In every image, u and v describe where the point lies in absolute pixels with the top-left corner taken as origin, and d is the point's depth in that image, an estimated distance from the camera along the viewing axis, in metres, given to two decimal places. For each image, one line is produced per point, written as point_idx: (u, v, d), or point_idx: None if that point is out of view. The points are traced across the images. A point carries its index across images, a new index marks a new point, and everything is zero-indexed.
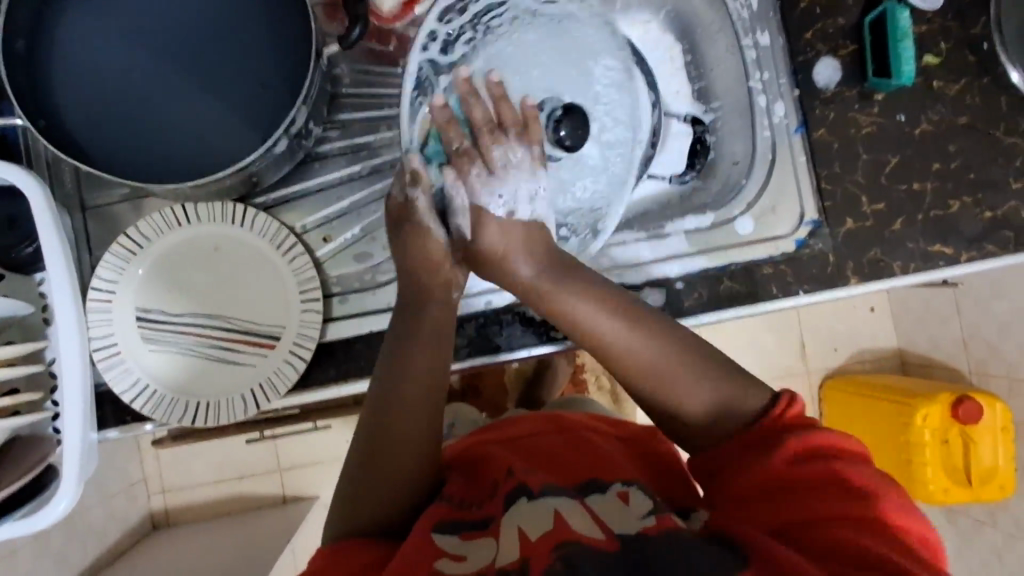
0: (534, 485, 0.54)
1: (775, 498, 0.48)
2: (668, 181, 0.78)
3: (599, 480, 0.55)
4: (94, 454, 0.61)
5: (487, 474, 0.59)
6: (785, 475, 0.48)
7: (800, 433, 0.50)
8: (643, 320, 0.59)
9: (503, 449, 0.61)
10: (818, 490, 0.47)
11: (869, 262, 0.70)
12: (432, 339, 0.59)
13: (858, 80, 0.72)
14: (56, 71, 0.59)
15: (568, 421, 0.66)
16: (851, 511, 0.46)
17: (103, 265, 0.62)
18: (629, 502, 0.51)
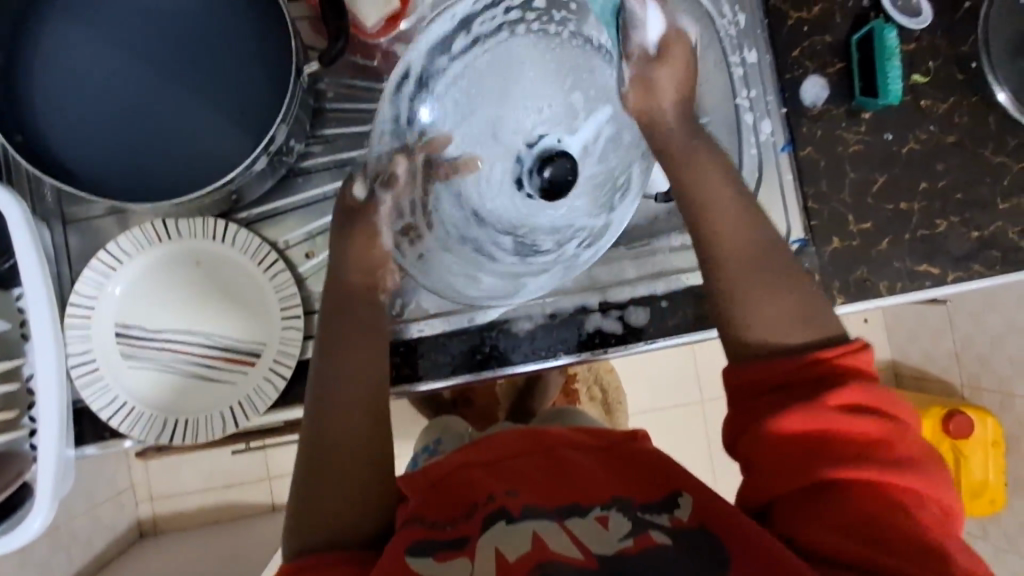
0: (513, 510, 0.54)
1: (811, 452, 0.47)
2: (654, 200, 0.71)
3: (579, 504, 0.54)
4: (71, 470, 0.61)
5: (464, 498, 0.57)
6: (832, 426, 0.47)
7: (854, 381, 0.49)
8: (745, 238, 0.57)
9: (481, 473, 0.59)
10: (859, 453, 0.47)
11: (856, 281, 0.70)
12: (365, 352, 0.58)
13: (846, 98, 0.72)
14: (36, 84, 0.58)
15: (549, 437, 0.63)
16: (879, 475, 0.46)
17: (83, 281, 0.61)
18: (608, 528, 0.51)
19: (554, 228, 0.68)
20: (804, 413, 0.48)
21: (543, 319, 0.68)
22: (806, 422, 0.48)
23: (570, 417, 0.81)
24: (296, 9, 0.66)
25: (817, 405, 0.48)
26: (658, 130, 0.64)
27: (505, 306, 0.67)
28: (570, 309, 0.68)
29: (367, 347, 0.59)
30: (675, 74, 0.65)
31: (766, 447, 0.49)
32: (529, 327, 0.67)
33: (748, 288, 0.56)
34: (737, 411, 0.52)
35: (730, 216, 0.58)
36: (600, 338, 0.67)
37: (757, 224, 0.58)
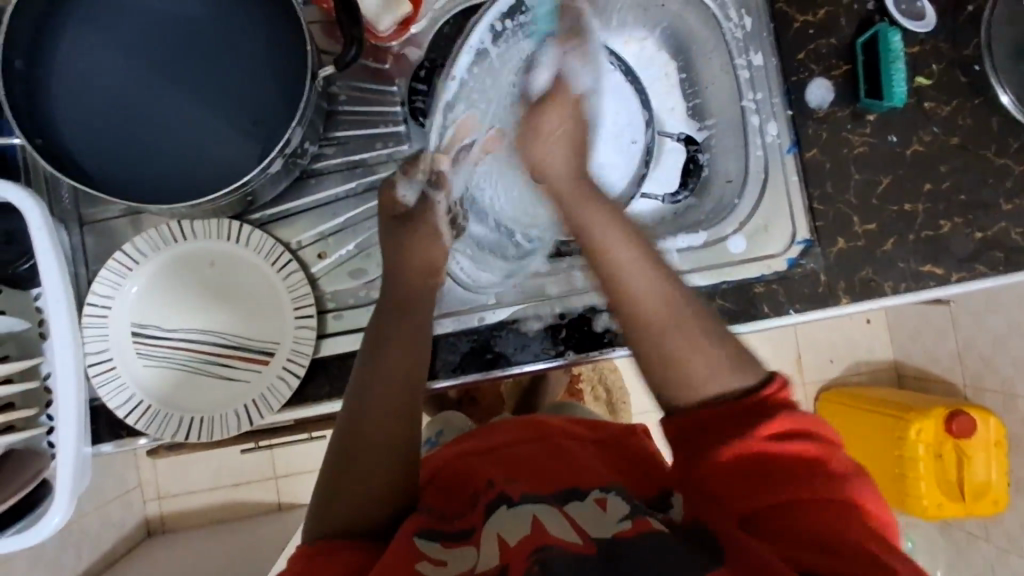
0: (513, 494, 0.54)
1: (752, 475, 0.49)
2: (660, 200, 0.78)
3: (580, 486, 0.55)
4: (89, 467, 0.62)
5: (469, 487, 0.59)
6: (766, 454, 0.49)
7: (776, 409, 0.51)
8: (652, 283, 0.56)
9: (485, 459, 0.61)
10: (797, 474, 0.48)
11: (860, 281, 0.71)
12: (408, 347, 0.59)
13: (851, 101, 0.72)
14: (55, 88, 0.59)
15: (550, 429, 0.65)
16: (819, 493, 0.48)
17: (99, 281, 0.62)
18: (606, 509, 0.51)
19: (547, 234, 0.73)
20: (740, 445, 0.49)
21: (552, 318, 0.68)
22: (743, 453, 0.49)
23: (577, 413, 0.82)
24: (308, 13, 0.67)
25: (751, 437, 0.49)
26: (564, 187, 0.61)
27: (514, 307, 0.68)
28: (579, 309, 0.68)
29: (409, 338, 0.60)
30: (559, 115, 0.63)
31: (712, 477, 0.49)
32: (538, 326, 0.68)
33: (621, 256, 0.57)
34: (678, 451, 0.53)
35: (641, 271, 0.56)
36: (608, 337, 0.68)
37: (659, 265, 0.57)
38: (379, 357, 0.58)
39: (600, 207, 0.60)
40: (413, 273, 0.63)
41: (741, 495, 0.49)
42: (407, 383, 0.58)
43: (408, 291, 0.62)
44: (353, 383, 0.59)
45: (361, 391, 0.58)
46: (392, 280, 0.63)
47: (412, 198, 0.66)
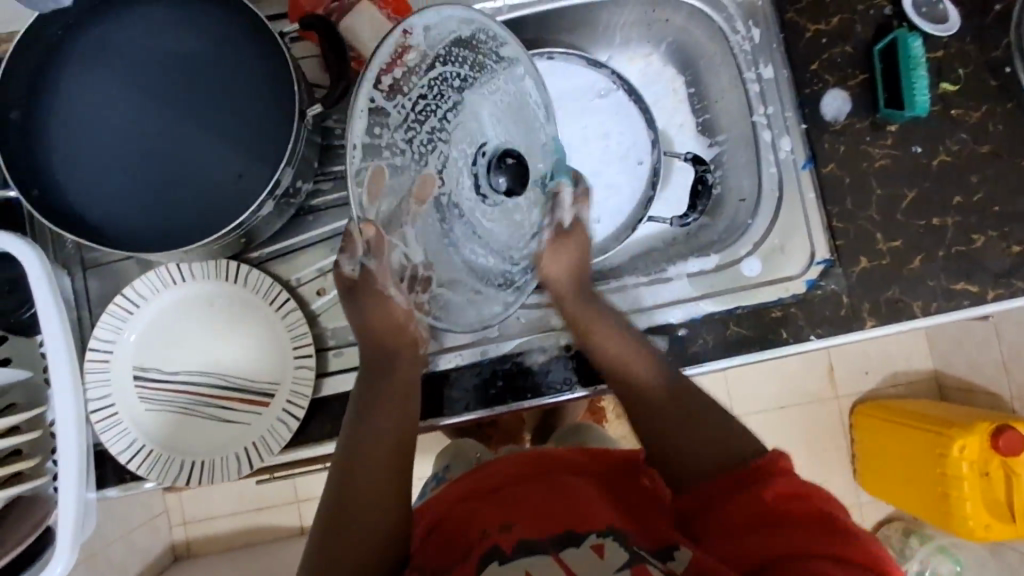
0: (505, 548, 0.51)
1: (752, 531, 0.47)
2: (668, 224, 0.75)
3: (574, 530, 0.51)
4: (93, 513, 0.62)
5: (461, 538, 0.54)
6: (773, 508, 0.48)
7: (777, 459, 0.51)
8: (657, 380, 0.61)
9: (477, 506, 0.57)
10: (814, 532, 0.46)
11: (886, 302, 0.67)
12: (398, 398, 0.59)
13: (869, 111, 0.68)
14: (53, 137, 0.60)
15: (545, 463, 0.61)
16: (836, 554, 0.45)
17: (100, 326, 0.62)
18: (603, 557, 0.48)
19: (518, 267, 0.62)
20: (738, 501, 0.50)
21: (557, 351, 0.66)
22: (742, 506, 0.49)
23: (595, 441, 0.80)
24: (301, 48, 0.66)
25: (752, 493, 0.49)
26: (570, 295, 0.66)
27: (518, 339, 0.66)
28: None
29: (403, 390, 0.60)
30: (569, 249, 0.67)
31: (720, 524, 0.49)
32: (543, 359, 0.66)
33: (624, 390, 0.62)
34: (690, 505, 0.53)
35: (647, 360, 0.62)
36: None
37: (675, 375, 0.62)
38: (367, 415, 0.58)
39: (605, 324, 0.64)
40: (392, 333, 0.61)
41: (754, 545, 0.47)
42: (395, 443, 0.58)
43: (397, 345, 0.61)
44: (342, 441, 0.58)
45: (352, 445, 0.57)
46: (370, 328, 0.60)
47: (357, 271, 0.59)
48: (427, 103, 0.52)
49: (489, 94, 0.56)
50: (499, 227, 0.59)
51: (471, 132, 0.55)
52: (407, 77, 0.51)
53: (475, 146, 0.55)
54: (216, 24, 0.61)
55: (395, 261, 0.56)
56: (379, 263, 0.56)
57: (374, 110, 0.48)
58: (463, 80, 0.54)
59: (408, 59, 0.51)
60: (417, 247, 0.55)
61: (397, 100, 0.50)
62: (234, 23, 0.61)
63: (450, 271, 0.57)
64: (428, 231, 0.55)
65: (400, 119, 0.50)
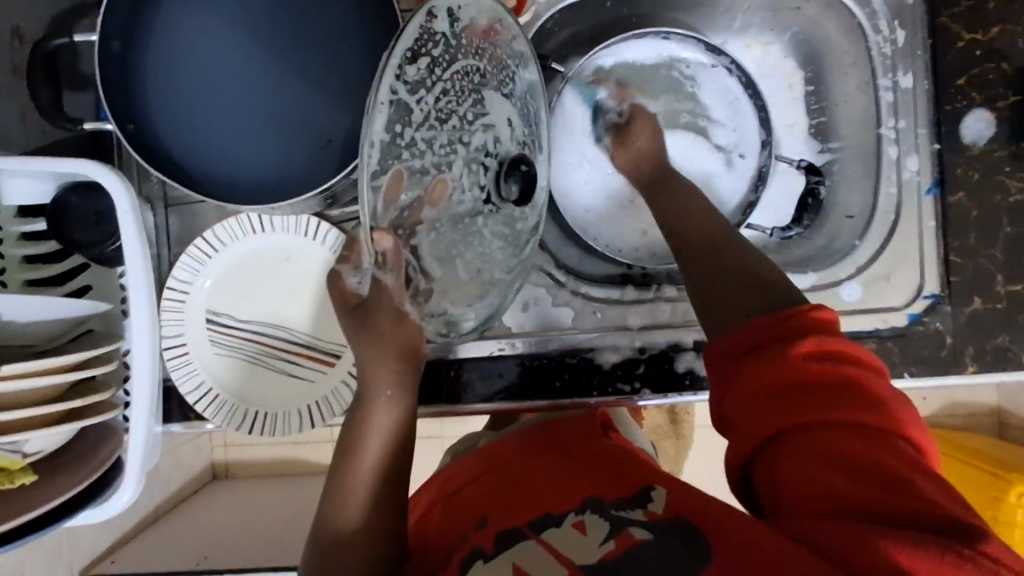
0: (490, 547, 0.45)
1: (763, 409, 0.42)
2: (769, 234, 0.70)
3: (550, 514, 0.46)
4: (158, 446, 0.63)
5: (446, 536, 0.50)
6: (797, 375, 0.41)
7: (793, 313, 0.45)
8: (704, 220, 0.56)
9: (447, 512, 0.53)
10: (830, 401, 0.40)
11: (994, 349, 0.62)
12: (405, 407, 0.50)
13: (1015, 138, 0.61)
14: (152, 70, 0.58)
15: (507, 449, 0.55)
16: (857, 422, 0.39)
17: (179, 266, 0.62)
18: (587, 533, 0.43)
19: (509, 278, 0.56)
20: (761, 361, 0.43)
21: (630, 352, 0.63)
22: (763, 370, 0.43)
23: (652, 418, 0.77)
24: None
25: (777, 357, 0.42)
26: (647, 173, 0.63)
27: (593, 333, 0.64)
28: (662, 345, 0.63)
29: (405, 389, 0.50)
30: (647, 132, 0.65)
31: (742, 394, 0.43)
32: (614, 359, 0.63)
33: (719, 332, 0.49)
34: (717, 378, 0.47)
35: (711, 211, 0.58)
36: (690, 379, 0.63)
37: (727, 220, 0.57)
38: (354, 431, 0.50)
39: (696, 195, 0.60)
40: (397, 355, 0.49)
41: (762, 412, 0.42)
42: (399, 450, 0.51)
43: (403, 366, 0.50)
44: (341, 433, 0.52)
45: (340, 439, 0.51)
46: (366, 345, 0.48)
47: (366, 286, 0.47)
48: (449, 103, 0.46)
49: (505, 96, 0.51)
50: (497, 235, 0.53)
51: (488, 138, 0.50)
52: (431, 70, 0.44)
53: (490, 152, 0.50)
54: None
55: (407, 271, 0.45)
56: (392, 273, 0.44)
57: (398, 104, 0.41)
58: (483, 76, 0.49)
59: (433, 44, 0.44)
60: (432, 259, 0.47)
61: (419, 97, 0.43)
62: None
63: (452, 284, 0.49)
64: (440, 239, 0.47)
65: (418, 114, 0.43)
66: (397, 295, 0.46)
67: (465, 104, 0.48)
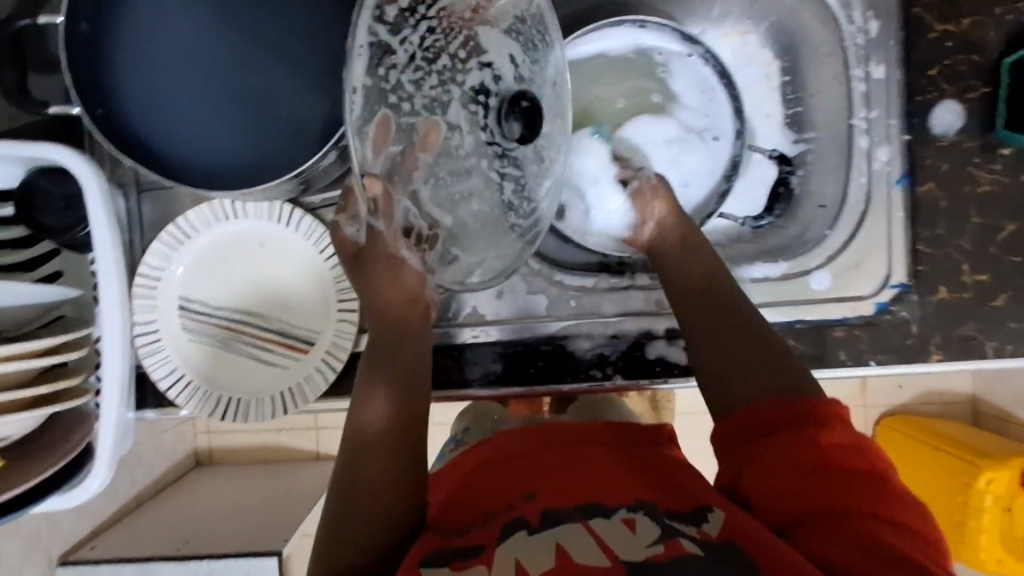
0: (533, 518, 0.47)
1: (804, 483, 0.44)
2: (741, 224, 0.70)
3: (602, 504, 0.48)
4: (131, 433, 0.63)
5: (478, 505, 0.51)
6: (825, 457, 0.44)
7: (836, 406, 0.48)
8: (704, 265, 0.60)
9: (493, 475, 0.53)
10: (854, 490, 0.43)
11: (959, 338, 0.63)
12: (404, 371, 0.56)
13: (984, 130, 0.62)
14: (121, 53, 0.57)
15: (565, 432, 0.56)
16: (881, 511, 0.42)
17: (151, 252, 0.62)
18: (634, 532, 0.44)
19: (531, 231, 0.53)
20: (791, 439, 0.46)
21: (603, 340, 0.64)
22: (788, 448, 0.45)
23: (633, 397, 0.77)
24: None
25: (802, 438, 0.45)
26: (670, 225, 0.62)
27: (567, 321, 0.64)
28: (635, 332, 0.64)
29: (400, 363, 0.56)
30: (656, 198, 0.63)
31: (771, 461, 0.46)
32: (587, 346, 0.64)
33: (709, 359, 0.54)
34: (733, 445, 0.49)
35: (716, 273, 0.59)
36: (662, 366, 0.64)
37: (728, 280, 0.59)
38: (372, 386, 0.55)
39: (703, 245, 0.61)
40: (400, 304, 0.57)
41: (788, 484, 0.44)
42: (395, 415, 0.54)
43: (404, 320, 0.58)
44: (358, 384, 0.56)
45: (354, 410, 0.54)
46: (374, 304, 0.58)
47: (361, 235, 0.58)
48: (437, 45, 0.47)
49: (506, 30, 0.49)
50: (510, 183, 0.51)
51: (485, 77, 0.49)
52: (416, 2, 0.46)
53: (491, 93, 0.49)
54: None
55: (402, 220, 0.52)
56: (387, 223, 0.53)
57: (375, 44, 0.43)
58: (475, 10, 0.48)
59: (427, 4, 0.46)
60: (435, 210, 0.51)
61: (403, 37, 0.45)
62: None
63: (455, 234, 0.52)
64: (439, 186, 0.50)
65: (398, 54, 0.45)
66: (389, 243, 0.55)
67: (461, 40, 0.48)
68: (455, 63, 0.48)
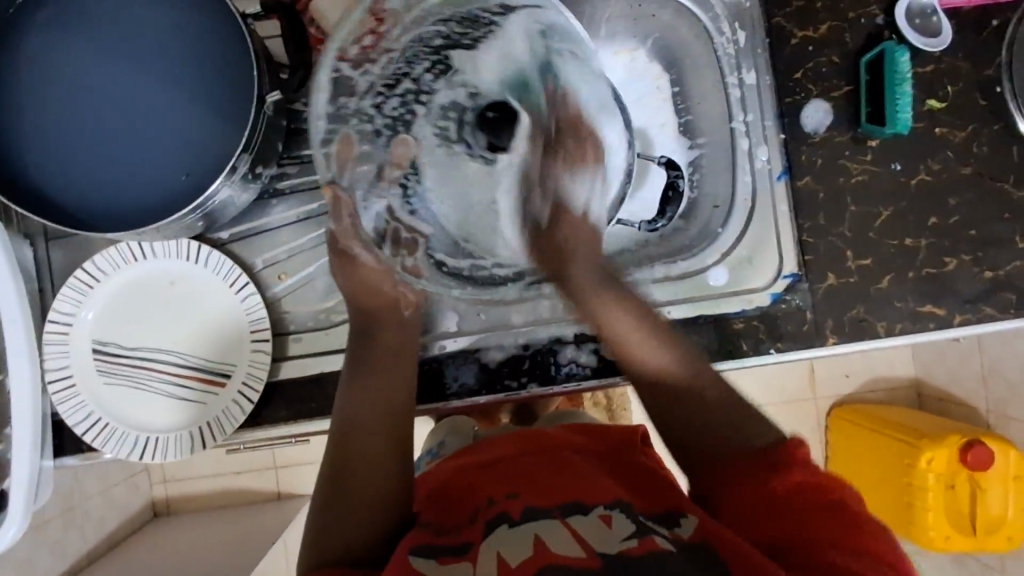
0: (515, 513, 0.53)
1: (777, 512, 0.49)
2: (637, 228, 0.73)
3: (582, 500, 0.54)
4: (49, 480, 0.63)
5: (467, 502, 0.57)
6: (793, 488, 0.50)
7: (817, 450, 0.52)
8: (653, 347, 0.61)
9: (482, 476, 0.60)
10: (819, 513, 0.48)
11: (851, 321, 0.66)
12: (384, 366, 0.61)
13: (851, 125, 0.67)
14: (20, 107, 0.59)
15: (549, 440, 0.64)
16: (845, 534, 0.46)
17: (61, 298, 0.63)
18: (611, 526, 0.51)
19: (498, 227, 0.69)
20: (763, 475, 0.52)
21: (515, 350, 0.66)
22: (759, 487, 0.51)
23: (574, 412, 0.77)
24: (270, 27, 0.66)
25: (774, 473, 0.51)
26: (576, 268, 0.66)
27: (477, 335, 0.66)
28: (545, 340, 0.66)
29: (388, 356, 0.61)
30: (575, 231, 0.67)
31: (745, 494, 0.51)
32: (500, 357, 0.66)
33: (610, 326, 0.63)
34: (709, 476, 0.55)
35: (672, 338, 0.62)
36: (573, 370, 0.66)
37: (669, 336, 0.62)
38: (360, 377, 0.60)
39: (625, 303, 0.64)
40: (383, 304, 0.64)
41: (761, 512, 0.50)
42: (387, 411, 0.59)
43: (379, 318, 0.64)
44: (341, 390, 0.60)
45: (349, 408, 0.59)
46: (357, 301, 0.64)
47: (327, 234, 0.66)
48: (400, 71, 0.65)
49: (487, 56, 0.66)
50: (474, 180, 0.68)
51: (456, 94, 0.67)
52: (378, 46, 0.62)
53: (468, 104, 0.67)
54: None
55: (382, 223, 0.67)
56: (355, 221, 0.65)
57: (338, 80, 0.61)
58: (446, 40, 0.65)
59: (392, 41, 0.63)
60: (422, 212, 0.68)
61: (361, 69, 0.62)
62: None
63: (425, 223, 0.68)
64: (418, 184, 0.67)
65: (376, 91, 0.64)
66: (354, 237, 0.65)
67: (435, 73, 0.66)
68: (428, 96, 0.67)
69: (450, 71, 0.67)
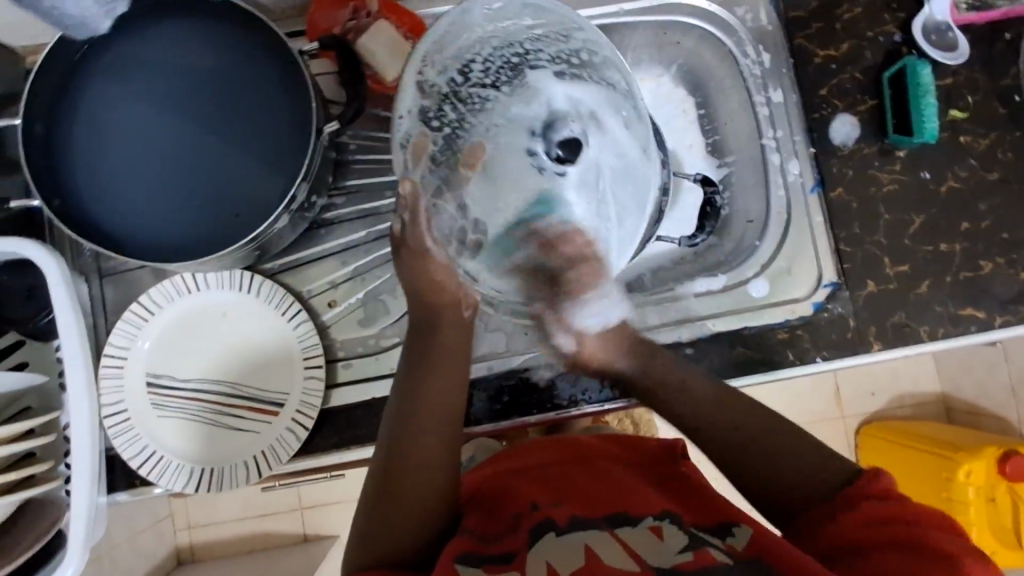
0: (560, 520, 0.53)
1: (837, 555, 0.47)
2: (676, 243, 0.73)
3: (628, 513, 0.54)
4: (103, 516, 0.63)
5: (508, 508, 0.57)
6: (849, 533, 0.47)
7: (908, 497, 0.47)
8: (696, 395, 0.60)
9: (523, 481, 0.60)
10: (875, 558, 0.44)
11: (893, 327, 0.67)
12: (451, 357, 0.60)
13: (878, 136, 0.69)
14: (81, 148, 0.62)
15: (586, 450, 0.63)
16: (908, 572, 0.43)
17: (116, 332, 0.63)
18: (662, 538, 0.50)
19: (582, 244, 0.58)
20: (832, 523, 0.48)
21: (564, 368, 0.67)
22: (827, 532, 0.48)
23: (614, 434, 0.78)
24: (318, 66, 0.69)
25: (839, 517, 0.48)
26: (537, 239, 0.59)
27: (525, 354, 0.67)
28: None
29: (450, 354, 0.60)
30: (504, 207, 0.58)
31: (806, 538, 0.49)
32: (549, 377, 0.67)
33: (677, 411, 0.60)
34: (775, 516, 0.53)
35: (683, 379, 0.61)
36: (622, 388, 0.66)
37: (699, 377, 0.62)
38: (420, 376, 0.58)
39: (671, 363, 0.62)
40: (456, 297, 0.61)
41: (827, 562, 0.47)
42: (448, 405, 0.58)
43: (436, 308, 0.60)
44: (396, 389, 0.59)
45: (409, 401, 0.58)
46: (424, 298, 0.61)
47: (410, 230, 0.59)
48: (470, 76, 0.57)
49: (546, 54, 0.57)
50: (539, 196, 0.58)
51: (531, 109, 0.57)
52: (458, 64, 0.56)
53: (536, 122, 0.57)
54: (235, 39, 0.63)
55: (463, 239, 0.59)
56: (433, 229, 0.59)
57: (423, 78, 0.55)
58: (514, 42, 0.57)
59: (469, 48, 0.57)
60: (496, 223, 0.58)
61: (446, 73, 0.56)
62: (256, 39, 0.63)
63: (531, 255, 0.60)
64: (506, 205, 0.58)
65: (524, 102, 0.57)
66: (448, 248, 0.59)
67: (571, 78, 0.57)
68: (550, 115, 0.57)
69: (575, 74, 0.57)
